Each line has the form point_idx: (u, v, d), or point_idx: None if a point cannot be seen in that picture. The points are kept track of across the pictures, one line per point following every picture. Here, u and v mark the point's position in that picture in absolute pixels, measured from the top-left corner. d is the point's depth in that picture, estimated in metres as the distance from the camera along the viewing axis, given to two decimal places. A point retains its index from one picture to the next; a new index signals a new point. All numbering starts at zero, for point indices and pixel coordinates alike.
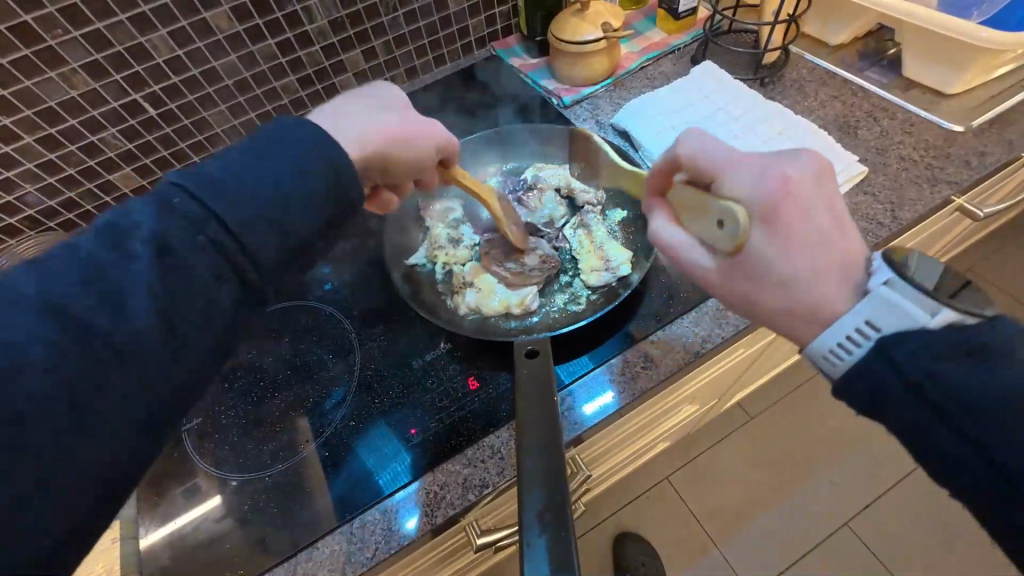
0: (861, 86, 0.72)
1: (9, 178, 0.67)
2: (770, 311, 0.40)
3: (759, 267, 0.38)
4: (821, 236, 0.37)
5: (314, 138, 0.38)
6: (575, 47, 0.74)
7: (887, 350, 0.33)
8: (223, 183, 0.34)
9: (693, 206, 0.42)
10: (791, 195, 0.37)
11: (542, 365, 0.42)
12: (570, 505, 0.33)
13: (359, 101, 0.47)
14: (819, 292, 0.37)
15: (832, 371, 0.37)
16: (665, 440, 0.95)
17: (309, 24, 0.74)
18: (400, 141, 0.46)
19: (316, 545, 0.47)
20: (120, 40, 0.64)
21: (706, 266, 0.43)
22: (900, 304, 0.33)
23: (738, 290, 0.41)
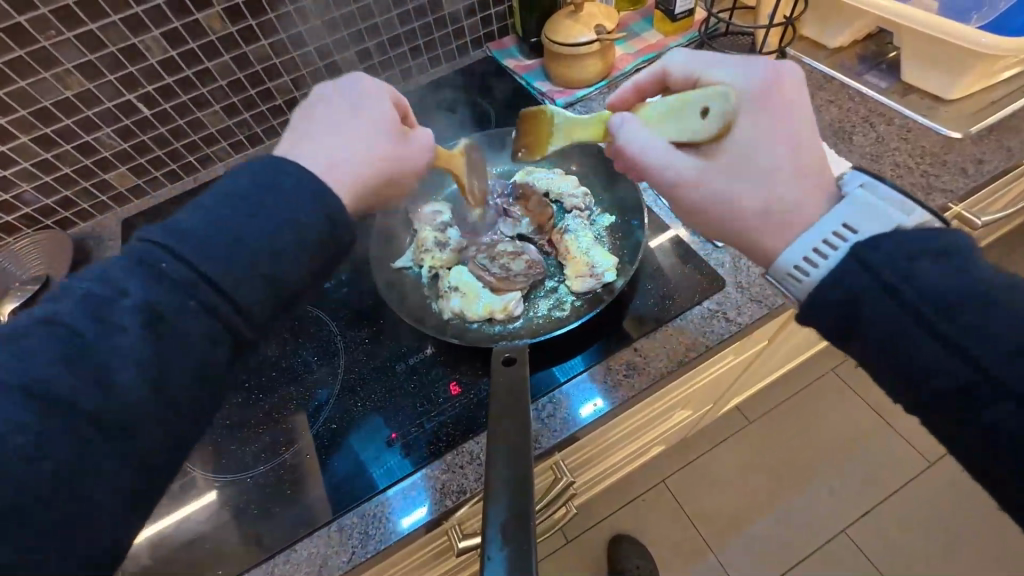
0: (858, 91, 0.71)
1: (5, 176, 0.68)
2: (747, 215, 0.41)
3: (740, 152, 0.41)
4: (800, 138, 0.41)
5: (309, 187, 0.37)
6: (568, 49, 0.73)
7: (865, 257, 0.35)
8: (220, 241, 0.34)
9: (674, 108, 0.45)
10: (775, 89, 0.41)
11: (517, 373, 0.42)
12: (533, 518, 0.32)
13: (343, 124, 0.43)
14: (796, 190, 0.40)
15: (800, 286, 0.39)
16: (659, 444, 0.94)
17: (303, 26, 0.74)
18: (385, 180, 0.44)
19: (295, 546, 0.47)
20: (113, 41, 0.65)
21: (685, 169, 0.42)
22: (874, 207, 0.37)
23: (717, 192, 0.42)
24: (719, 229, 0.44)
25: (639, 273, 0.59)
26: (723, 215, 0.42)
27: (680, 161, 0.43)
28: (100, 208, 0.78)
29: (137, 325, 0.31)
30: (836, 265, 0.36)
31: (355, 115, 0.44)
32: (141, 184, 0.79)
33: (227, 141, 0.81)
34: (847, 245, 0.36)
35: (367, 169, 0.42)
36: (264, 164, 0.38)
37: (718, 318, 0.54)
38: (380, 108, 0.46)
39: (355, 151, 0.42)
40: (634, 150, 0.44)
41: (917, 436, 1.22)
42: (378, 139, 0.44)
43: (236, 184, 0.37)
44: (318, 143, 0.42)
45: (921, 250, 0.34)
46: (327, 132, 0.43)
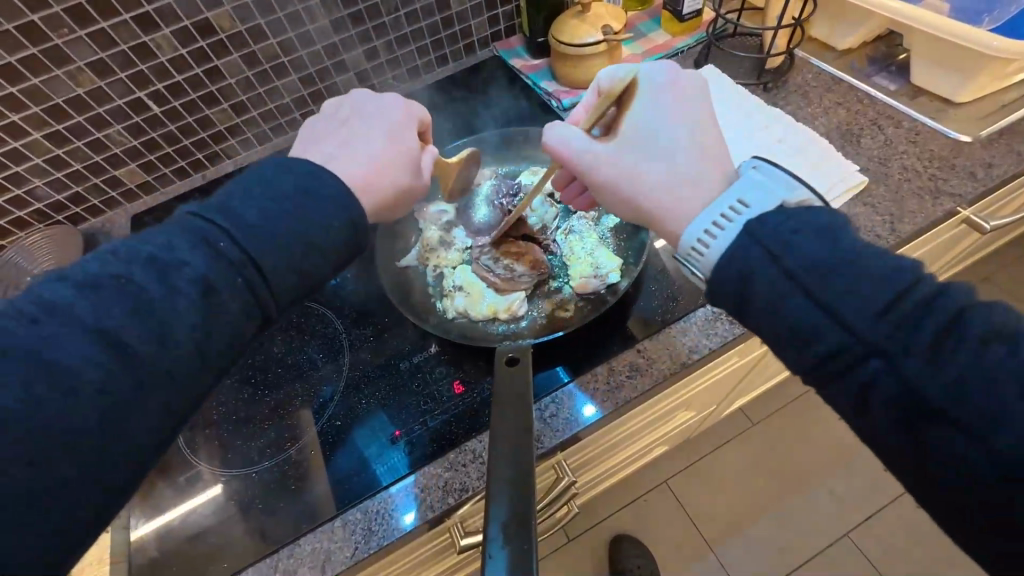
0: (867, 93, 0.70)
1: (18, 172, 0.69)
2: (653, 196, 0.40)
3: (641, 134, 0.42)
4: (702, 127, 0.41)
5: (342, 198, 0.39)
6: (574, 49, 0.73)
7: (752, 229, 0.34)
8: (255, 232, 0.36)
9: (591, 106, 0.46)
10: (679, 89, 0.43)
11: (521, 374, 0.42)
12: (535, 518, 0.33)
13: (375, 139, 0.46)
14: (698, 170, 0.39)
15: (702, 264, 0.36)
16: (661, 445, 0.94)
17: (311, 24, 0.74)
18: (401, 197, 0.47)
19: (299, 542, 0.48)
20: (124, 39, 0.65)
21: (598, 153, 0.43)
22: (768, 185, 0.35)
23: (627, 173, 0.42)
24: (633, 214, 0.43)
25: (644, 275, 0.59)
26: (632, 198, 0.42)
27: (591, 147, 0.43)
28: (110, 204, 0.79)
29: (148, 323, 0.31)
30: (730, 239, 0.34)
31: (385, 133, 0.47)
32: (150, 180, 0.80)
33: (235, 138, 0.82)
34: (740, 220, 0.35)
35: (392, 186, 0.45)
36: (304, 164, 0.40)
37: (722, 320, 0.54)
38: (407, 129, 0.49)
39: (385, 167, 0.45)
40: (553, 137, 0.45)
41: None
42: (404, 159, 0.47)
43: (279, 180, 0.38)
44: (351, 154, 0.44)
45: (798, 225, 0.33)
46: (361, 145, 0.45)
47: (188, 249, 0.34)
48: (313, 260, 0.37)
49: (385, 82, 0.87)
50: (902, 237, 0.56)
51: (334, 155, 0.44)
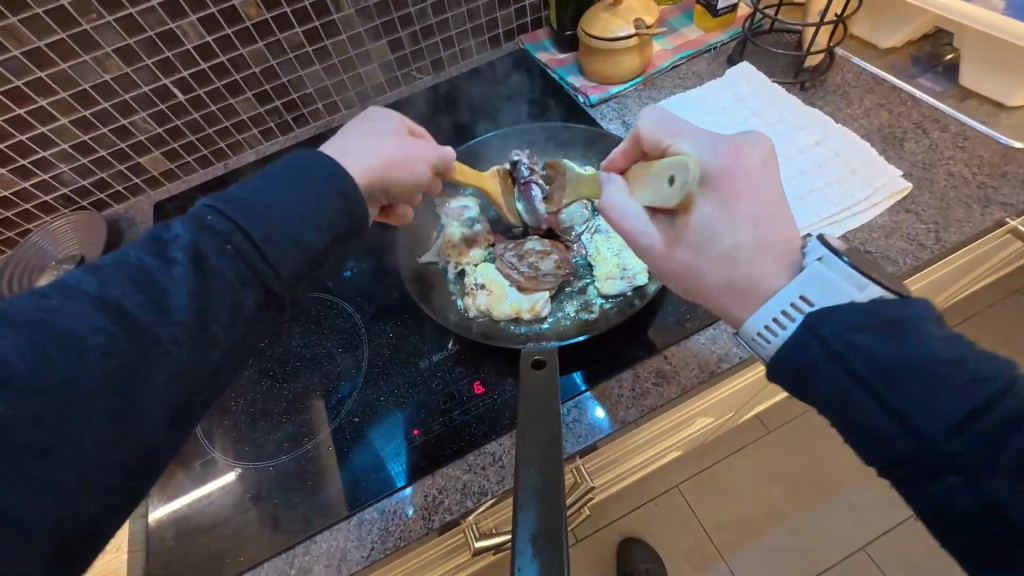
0: (910, 94, 0.67)
1: (44, 157, 0.69)
2: (712, 284, 0.39)
3: (704, 236, 0.39)
4: (768, 208, 0.38)
5: (327, 169, 0.40)
6: (604, 44, 0.71)
7: (815, 326, 0.33)
8: (247, 207, 0.36)
9: (649, 175, 0.42)
10: (744, 164, 0.38)
11: (547, 377, 0.41)
12: (564, 531, 0.31)
13: (361, 124, 0.48)
14: (762, 264, 0.37)
15: (763, 353, 0.37)
16: (677, 449, 0.92)
17: (337, 14, 0.73)
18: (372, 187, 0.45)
19: (315, 538, 0.47)
20: (152, 26, 0.65)
21: (657, 236, 0.41)
22: (832, 278, 0.34)
23: (686, 258, 0.40)
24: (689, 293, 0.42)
25: None
26: (693, 281, 0.40)
27: (649, 228, 0.42)
28: (133, 191, 0.79)
29: None
30: (792, 334, 0.34)
31: (371, 118, 0.49)
32: (174, 168, 0.80)
33: (258, 128, 0.82)
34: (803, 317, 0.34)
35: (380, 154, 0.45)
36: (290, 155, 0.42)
37: None
38: (395, 114, 0.51)
39: (370, 142, 0.46)
40: (615, 212, 0.43)
41: None
42: (391, 133, 0.48)
43: (270, 167, 0.40)
44: (337, 140, 0.46)
45: (864, 322, 0.32)
46: (348, 132, 0.47)
47: (179, 226, 0.35)
48: (312, 231, 0.37)
49: (408, 74, 0.86)
50: (947, 247, 0.54)
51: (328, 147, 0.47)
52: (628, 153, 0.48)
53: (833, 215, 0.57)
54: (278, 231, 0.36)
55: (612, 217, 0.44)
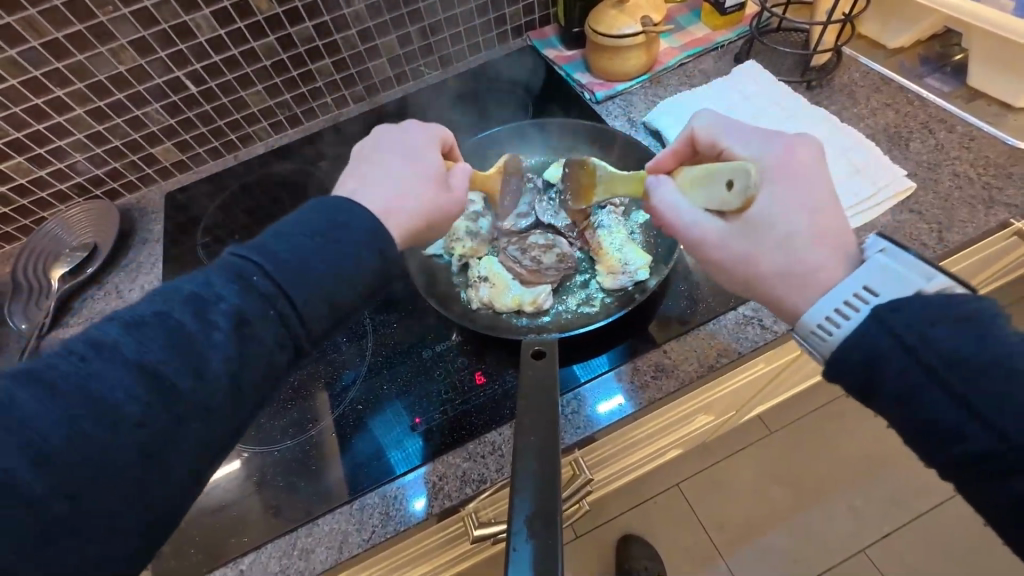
0: (917, 94, 0.67)
1: (60, 146, 0.71)
2: (764, 278, 0.39)
3: (759, 227, 0.39)
4: (822, 201, 0.38)
5: (370, 228, 0.38)
6: (610, 41, 0.71)
7: (893, 327, 0.32)
8: (290, 267, 0.35)
9: (701, 177, 0.44)
10: (799, 158, 0.39)
11: (546, 367, 0.41)
12: (560, 515, 0.32)
13: (396, 167, 0.45)
14: (820, 253, 0.37)
15: (822, 348, 0.36)
16: (676, 447, 0.92)
17: (347, 8, 0.74)
18: (412, 233, 0.44)
19: (318, 520, 0.48)
20: (166, 18, 0.66)
21: (709, 231, 0.42)
22: (895, 270, 0.35)
23: (736, 252, 0.41)
24: (741, 288, 0.42)
25: (673, 274, 0.58)
26: (745, 276, 0.41)
27: (698, 225, 0.43)
28: (146, 181, 0.81)
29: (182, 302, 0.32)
30: (856, 328, 0.34)
31: (408, 160, 0.46)
32: (185, 159, 0.81)
33: (268, 120, 0.83)
34: (867, 309, 0.34)
35: (417, 211, 0.44)
36: (321, 198, 0.40)
37: (753, 323, 0.53)
38: (430, 151, 0.48)
39: (407, 195, 0.44)
40: (669, 206, 0.46)
41: None
42: (428, 181, 0.46)
43: (304, 216, 0.38)
44: (379, 180, 0.44)
45: (935, 315, 0.32)
46: (381, 176, 0.44)
47: (223, 285, 0.33)
48: (349, 291, 0.37)
49: (416, 69, 0.87)
50: (949, 247, 0.54)
51: (358, 188, 0.44)
52: (678, 153, 0.50)
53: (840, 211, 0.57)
54: (317, 298, 0.35)
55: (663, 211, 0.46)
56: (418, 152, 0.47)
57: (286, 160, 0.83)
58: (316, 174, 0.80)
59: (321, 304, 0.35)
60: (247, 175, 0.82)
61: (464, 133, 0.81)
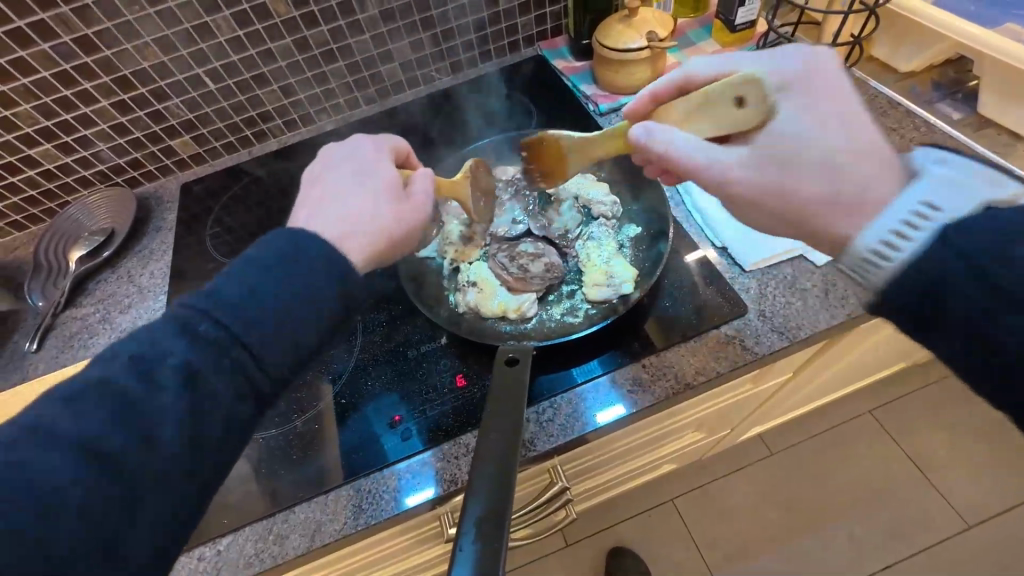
0: (925, 120, 0.66)
1: (85, 135, 0.75)
2: (804, 204, 0.39)
3: (795, 148, 0.39)
4: (852, 114, 0.39)
5: (323, 250, 0.39)
6: (616, 55, 0.72)
7: (961, 247, 0.32)
8: (247, 316, 0.35)
9: (702, 104, 0.44)
10: (818, 73, 0.41)
11: (517, 372, 0.43)
12: (510, 516, 0.33)
13: (352, 188, 0.47)
14: (867, 166, 0.37)
15: (875, 276, 0.36)
16: (669, 461, 0.92)
17: (361, 14, 0.77)
18: (381, 247, 0.45)
19: (294, 509, 0.50)
20: (189, 19, 0.69)
21: (727, 161, 0.41)
22: (955, 181, 0.34)
23: (766, 179, 0.40)
24: (770, 219, 0.41)
25: (660, 288, 0.58)
26: (777, 204, 0.40)
27: (709, 158, 0.41)
28: (164, 171, 0.84)
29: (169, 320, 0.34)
30: (921, 248, 0.33)
31: (363, 180, 0.47)
32: (201, 152, 0.84)
33: (282, 119, 0.86)
34: (931, 226, 0.33)
35: (375, 229, 0.44)
36: (274, 238, 0.40)
37: (736, 344, 0.53)
38: (381, 168, 0.49)
39: (364, 213, 0.45)
40: (668, 146, 0.42)
41: (958, 495, 1.14)
42: (385, 199, 0.47)
43: (256, 250, 0.39)
44: (335, 206, 0.45)
45: (1005, 228, 0.31)
46: (337, 198, 0.46)
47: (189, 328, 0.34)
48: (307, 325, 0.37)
49: (427, 74, 0.88)
50: None
51: (314, 214, 0.45)
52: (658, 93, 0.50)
53: None
54: (288, 319, 0.36)
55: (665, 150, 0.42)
56: (370, 172, 0.48)
57: (297, 157, 0.85)
58: None
59: (294, 325, 0.36)
60: (260, 170, 0.85)
61: (469, 139, 0.83)
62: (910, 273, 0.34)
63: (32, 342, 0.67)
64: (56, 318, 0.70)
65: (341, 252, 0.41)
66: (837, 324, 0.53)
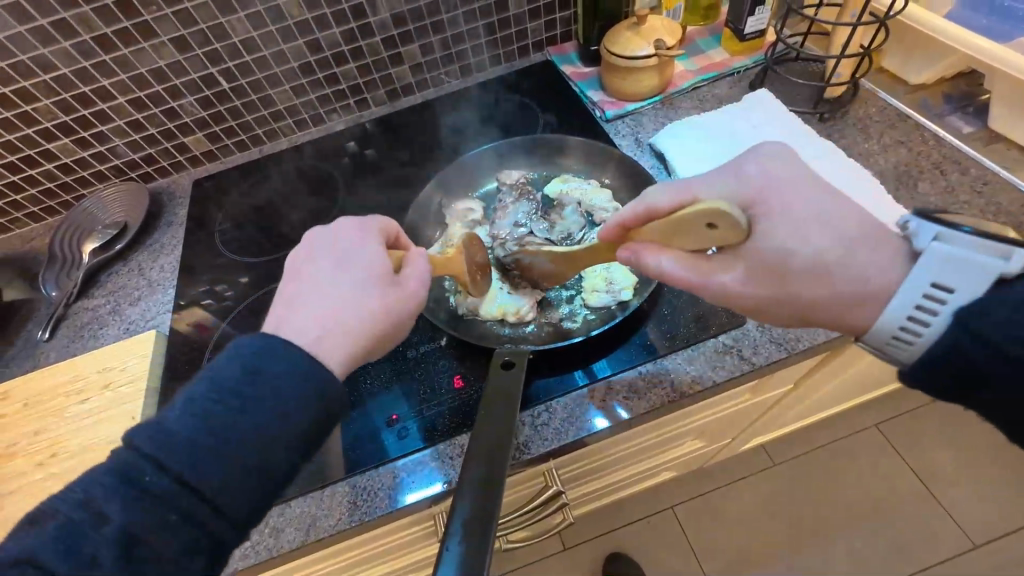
0: (934, 133, 0.65)
1: (102, 131, 0.76)
2: (812, 309, 0.39)
3: (784, 261, 0.37)
4: (828, 207, 0.37)
5: (301, 364, 0.37)
6: (623, 62, 0.72)
7: (980, 331, 0.32)
8: (229, 436, 0.34)
9: (673, 230, 0.40)
10: (775, 174, 0.39)
11: (511, 379, 0.46)
12: (496, 521, 0.36)
13: (327, 282, 0.42)
14: (867, 259, 0.36)
15: (903, 356, 0.37)
16: (668, 469, 0.92)
17: (373, 17, 0.78)
18: (362, 350, 0.41)
19: (290, 503, 0.51)
20: (205, 19, 0.71)
21: (720, 279, 0.40)
22: (963, 254, 0.33)
23: (765, 290, 0.39)
24: (779, 321, 0.42)
25: (660, 295, 0.58)
26: (782, 309, 0.40)
27: (701, 278, 0.41)
28: (177, 167, 0.86)
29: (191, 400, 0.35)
30: (942, 331, 0.34)
31: (343, 270, 0.43)
32: (214, 149, 0.86)
33: (293, 118, 0.87)
34: (947, 310, 0.34)
35: (358, 329, 0.41)
36: (254, 345, 0.38)
37: (734, 353, 0.53)
38: (363, 250, 0.45)
39: (343, 312, 0.41)
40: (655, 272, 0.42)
41: (964, 514, 1.12)
42: (369, 292, 0.42)
43: (223, 367, 0.37)
44: (309, 307, 0.41)
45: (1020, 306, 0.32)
46: (312, 296, 0.41)
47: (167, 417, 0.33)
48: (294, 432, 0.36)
49: (437, 76, 0.89)
50: None
51: (287, 317, 0.41)
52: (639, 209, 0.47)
53: None
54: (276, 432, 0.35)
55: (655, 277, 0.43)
56: (347, 257, 0.44)
57: (306, 156, 0.87)
58: (333, 172, 0.84)
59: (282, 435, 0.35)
60: (270, 168, 0.86)
61: (476, 142, 0.84)
62: (938, 357, 0.34)
63: (44, 332, 0.69)
64: (68, 308, 0.72)
65: (320, 363, 0.38)
66: (837, 336, 0.53)
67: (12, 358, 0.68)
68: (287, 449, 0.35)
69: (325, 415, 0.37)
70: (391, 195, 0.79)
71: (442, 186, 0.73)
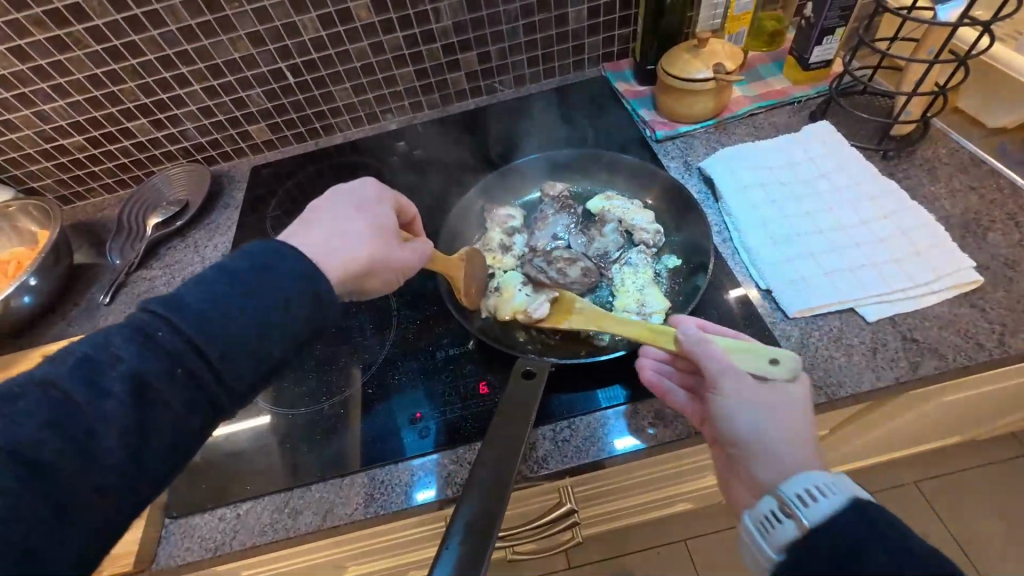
0: (1011, 181, 0.61)
1: (176, 114, 0.82)
2: (777, 452, 0.39)
3: (777, 413, 0.40)
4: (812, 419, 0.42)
5: (301, 264, 0.39)
6: (681, 83, 0.71)
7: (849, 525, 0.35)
8: (215, 329, 0.35)
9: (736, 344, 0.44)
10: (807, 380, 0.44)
11: (524, 391, 0.46)
12: (495, 533, 0.38)
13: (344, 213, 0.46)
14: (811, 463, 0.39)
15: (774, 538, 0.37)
16: (687, 500, 0.89)
17: (436, 23, 0.80)
18: (358, 274, 0.44)
19: (310, 487, 0.52)
20: (280, 17, 0.75)
21: (735, 379, 0.41)
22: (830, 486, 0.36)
23: (747, 417, 0.40)
24: (742, 450, 0.41)
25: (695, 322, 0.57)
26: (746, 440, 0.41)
27: (726, 372, 0.42)
28: (238, 153, 0.91)
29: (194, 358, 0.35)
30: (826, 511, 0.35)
31: (361, 213, 0.47)
32: (273, 139, 0.90)
33: (349, 115, 0.90)
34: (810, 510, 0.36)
35: (355, 253, 0.43)
36: (252, 243, 0.40)
37: None
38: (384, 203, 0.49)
39: (348, 237, 0.44)
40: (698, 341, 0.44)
41: None
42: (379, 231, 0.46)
43: (232, 260, 0.39)
44: (322, 227, 0.44)
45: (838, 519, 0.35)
46: (325, 219, 0.45)
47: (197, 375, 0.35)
48: (276, 337, 0.37)
49: (491, 84, 0.91)
50: (1009, 353, 0.50)
51: (299, 231, 0.44)
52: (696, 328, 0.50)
53: (882, 294, 0.54)
54: (261, 326, 0.36)
55: (702, 356, 0.43)
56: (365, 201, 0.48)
57: (359, 152, 0.90)
58: (382, 169, 0.87)
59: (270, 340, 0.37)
60: (323, 160, 0.90)
61: (524, 152, 0.85)
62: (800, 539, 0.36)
63: (106, 296, 0.74)
64: (127, 276, 0.77)
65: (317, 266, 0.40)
66: (883, 387, 0.50)
67: (75, 319, 0.74)
68: (275, 352, 0.37)
69: (313, 330, 0.39)
70: (436, 196, 0.81)
71: (485, 190, 0.74)
